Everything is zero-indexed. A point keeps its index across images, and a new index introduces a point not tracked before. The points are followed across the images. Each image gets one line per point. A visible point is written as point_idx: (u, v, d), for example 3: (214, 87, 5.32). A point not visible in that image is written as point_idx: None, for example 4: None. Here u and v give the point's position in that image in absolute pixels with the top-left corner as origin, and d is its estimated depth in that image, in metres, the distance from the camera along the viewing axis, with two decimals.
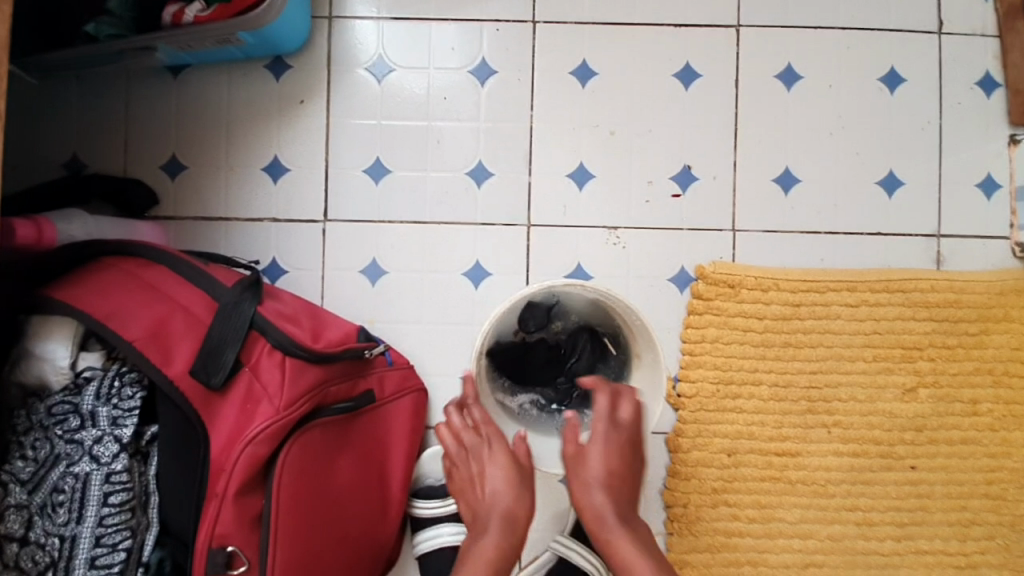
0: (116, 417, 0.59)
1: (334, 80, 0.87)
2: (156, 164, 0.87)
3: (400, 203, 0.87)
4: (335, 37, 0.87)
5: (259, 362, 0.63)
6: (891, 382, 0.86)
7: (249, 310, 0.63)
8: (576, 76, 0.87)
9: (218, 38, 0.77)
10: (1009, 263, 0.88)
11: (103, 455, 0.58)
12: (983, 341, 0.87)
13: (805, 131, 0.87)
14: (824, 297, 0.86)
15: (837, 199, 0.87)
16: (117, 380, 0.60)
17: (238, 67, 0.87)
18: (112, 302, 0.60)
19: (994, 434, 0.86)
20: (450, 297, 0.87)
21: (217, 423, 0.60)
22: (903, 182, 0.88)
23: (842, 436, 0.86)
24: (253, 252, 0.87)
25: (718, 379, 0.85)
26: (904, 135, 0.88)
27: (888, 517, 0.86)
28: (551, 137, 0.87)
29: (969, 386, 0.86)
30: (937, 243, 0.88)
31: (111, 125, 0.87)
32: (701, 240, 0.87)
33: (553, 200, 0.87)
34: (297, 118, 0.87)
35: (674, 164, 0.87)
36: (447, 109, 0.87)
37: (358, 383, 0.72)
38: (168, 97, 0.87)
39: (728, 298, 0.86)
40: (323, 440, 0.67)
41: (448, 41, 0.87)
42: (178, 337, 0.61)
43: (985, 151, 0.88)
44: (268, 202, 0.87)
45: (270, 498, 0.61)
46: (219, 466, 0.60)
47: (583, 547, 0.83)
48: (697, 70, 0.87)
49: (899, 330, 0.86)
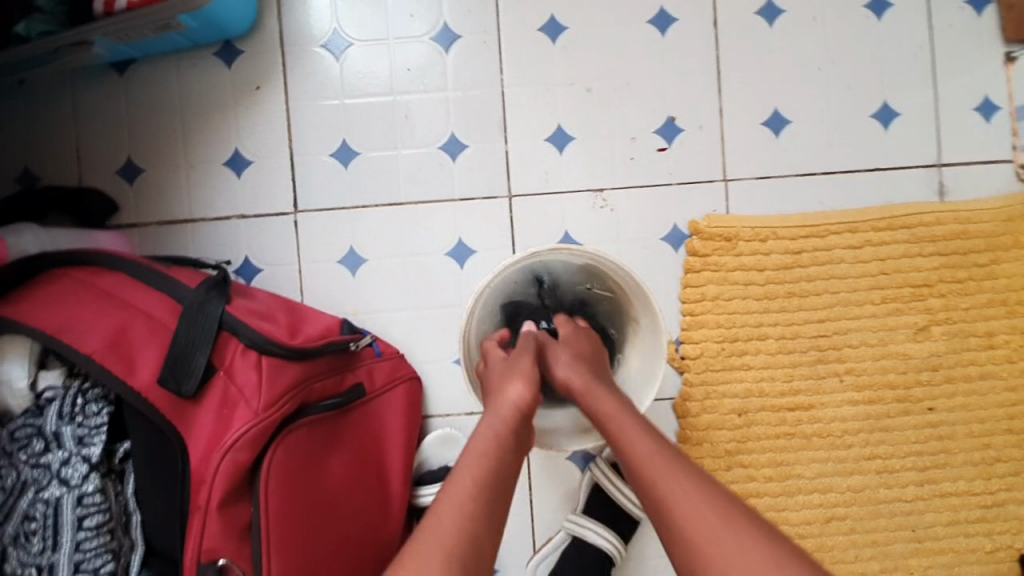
0: (82, 436, 0.55)
1: (289, 61, 0.82)
2: (111, 169, 0.82)
3: (372, 185, 0.82)
4: (286, 15, 0.82)
5: (233, 364, 0.59)
6: (902, 323, 0.82)
7: (216, 310, 0.59)
8: (545, 33, 0.82)
9: (158, 25, 0.72)
10: (1016, 188, 0.84)
11: (72, 478, 0.55)
12: (995, 272, 0.83)
13: (792, 69, 0.82)
14: (825, 241, 0.81)
15: (831, 138, 0.83)
16: (79, 397, 0.56)
17: (186, 57, 0.82)
18: (66, 314, 0.56)
19: (1013, 366, 0.83)
20: (435, 279, 0.83)
21: (194, 432, 0.57)
22: (898, 113, 0.83)
23: (855, 383, 0.82)
24: (223, 252, 0.82)
25: (723, 337, 0.82)
26: (896, 64, 0.83)
27: (910, 463, 0.83)
28: (524, 101, 0.82)
29: (983, 319, 0.83)
30: (938, 174, 0.83)
31: (58, 132, 0.82)
32: (692, 194, 0.82)
33: (533, 167, 0.82)
34: (255, 105, 0.82)
35: (657, 117, 0.82)
36: (412, 82, 0.82)
37: (345, 377, 0.69)
38: (115, 96, 0.82)
39: (725, 252, 0.82)
40: (310, 440, 0.63)
41: (406, 9, 0.82)
42: (141, 345, 0.57)
43: (982, 72, 0.84)
44: (233, 197, 0.82)
45: (258, 506, 0.58)
46: (199, 477, 0.56)
47: (597, 524, 0.80)
48: (672, 14, 0.82)
49: (906, 268, 0.82)
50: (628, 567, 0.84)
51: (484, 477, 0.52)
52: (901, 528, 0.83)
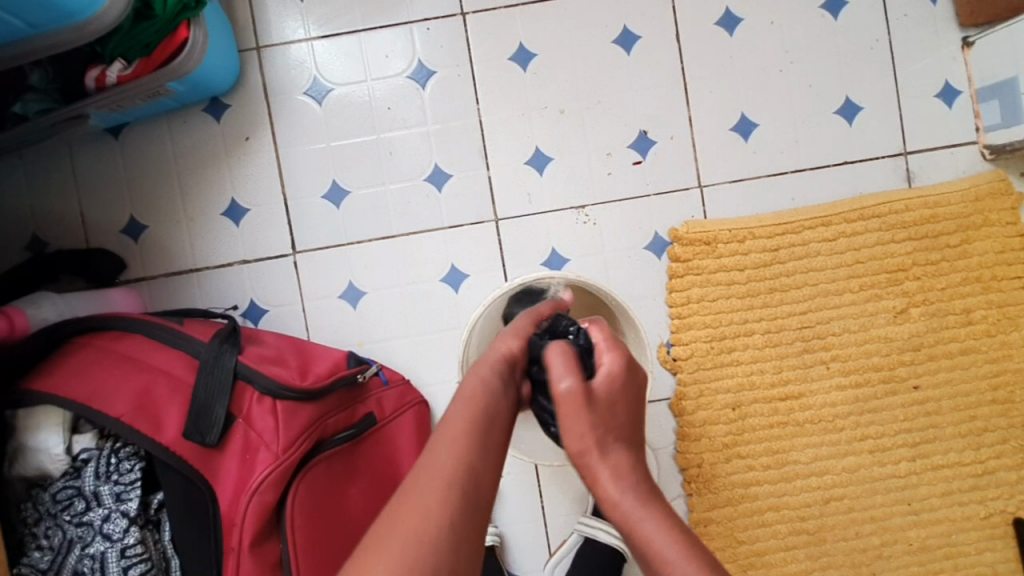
0: (119, 493, 0.60)
1: (273, 112, 0.86)
2: (116, 229, 0.86)
3: (364, 221, 0.86)
4: (267, 68, 0.86)
5: (251, 411, 0.64)
6: (881, 307, 0.86)
7: (230, 361, 0.64)
8: (515, 62, 0.85)
9: (147, 94, 0.76)
10: (981, 167, 0.87)
11: (114, 532, 0.59)
12: (967, 251, 0.86)
13: (755, 73, 0.86)
14: (800, 236, 0.85)
15: (797, 136, 0.86)
16: (113, 457, 0.60)
17: (177, 116, 0.86)
18: (92, 381, 0.60)
19: (992, 338, 0.86)
20: (432, 305, 0.86)
21: (221, 478, 0.61)
22: (861, 107, 0.86)
23: (842, 369, 0.86)
24: (230, 298, 0.86)
25: (711, 336, 0.86)
26: (855, 59, 0.86)
27: (900, 440, 0.87)
28: (502, 127, 0.86)
29: (959, 296, 0.86)
30: (905, 161, 0.87)
31: (62, 198, 0.86)
32: (669, 203, 0.86)
33: (517, 190, 0.86)
34: (245, 155, 0.86)
35: (630, 132, 0.86)
36: (393, 119, 0.86)
37: (356, 409, 0.73)
38: (112, 159, 0.86)
39: (706, 256, 0.85)
40: (328, 474, 0.68)
41: (381, 50, 0.86)
42: (165, 403, 0.61)
43: (941, 59, 0.87)
44: (234, 245, 0.86)
45: (286, 541, 0.63)
46: (230, 520, 0.61)
47: (608, 525, 0.84)
48: (635, 32, 0.85)
49: (881, 254, 0.86)
50: None
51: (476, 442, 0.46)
52: (897, 502, 0.87)
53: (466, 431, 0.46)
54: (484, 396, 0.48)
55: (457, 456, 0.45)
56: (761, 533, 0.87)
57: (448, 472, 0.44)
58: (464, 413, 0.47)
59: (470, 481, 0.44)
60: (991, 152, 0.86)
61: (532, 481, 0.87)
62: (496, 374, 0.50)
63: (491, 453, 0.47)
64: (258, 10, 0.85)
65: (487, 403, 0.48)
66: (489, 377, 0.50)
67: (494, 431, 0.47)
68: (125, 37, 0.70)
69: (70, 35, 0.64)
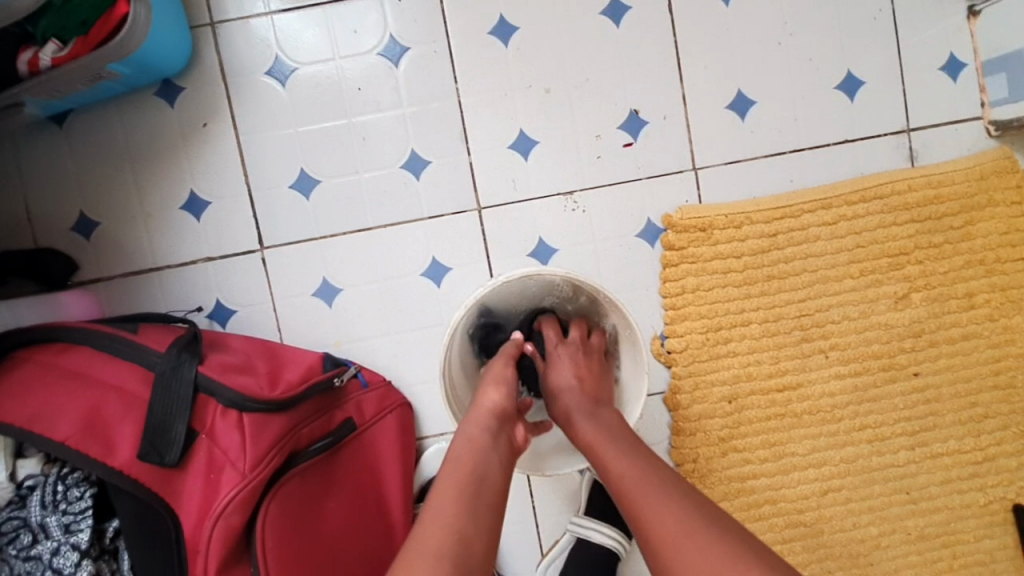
0: (68, 524, 0.54)
1: (233, 94, 0.79)
2: (66, 227, 0.79)
3: (338, 213, 0.80)
4: (223, 46, 0.78)
5: (215, 426, 0.59)
6: (882, 293, 0.83)
7: (189, 372, 0.58)
8: (495, 36, 0.79)
9: (88, 77, 0.69)
10: (986, 144, 0.83)
11: (65, 567, 0.54)
12: (971, 232, 0.83)
13: (751, 47, 0.80)
14: (799, 221, 0.81)
15: (797, 114, 0.81)
16: (60, 484, 0.55)
17: (127, 101, 0.78)
18: (34, 402, 0.55)
19: (994, 322, 0.84)
20: (413, 302, 0.81)
21: (183, 500, 0.57)
22: (863, 81, 0.82)
23: (840, 358, 0.83)
24: (194, 298, 0.80)
25: (707, 327, 0.82)
26: (857, 30, 0.81)
27: (899, 429, 0.84)
28: (483, 109, 0.80)
29: (961, 280, 0.83)
30: (908, 139, 0.83)
31: (4, 194, 0.79)
32: (662, 187, 0.81)
33: (499, 177, 0.80)
34: (204, 143, 0.79)
35: (620, 111, 0.80)
36: (365, 101, 0.79)
37: (332, 415, 0.69)
38: (57, 150, 0.79)
39: (701, 243, 0.81)
40: (303, 489, 0.64)
41: (349, 25, 0.79)
42: (117, 422, 0.56)
43: (946, 29, 0.82)
44: (197, 241, 0.80)
45: (257, 565, 0.59)
46: (195, 546, 0.56)
47: (604, 526, 0.80)
48: (624, 3, 0.79)
49: (882, 238, 0.82)
50: (636, 559, 0.85)
51: (474, 474, 0.50)
52: (896, 492, 0.84)
53: (461, 489, 0.49)
54: (473, 458, 0.52)
55: (450, 521, 0.46)
56: (757, 526, 0.84)
57: (449, 538, 0.45)
58: (456, 474, 0.50)
59: (472, 533, 0.46)
60: (997, 128, 0.82)
61: (522, 483, 0.84)
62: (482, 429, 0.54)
63: (481, 526, 0.47)
64: None
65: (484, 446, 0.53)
66: (476, 436, 0.54)
67: (490, 483, 0.50)
68: (57, 14, 0.64)
69: None
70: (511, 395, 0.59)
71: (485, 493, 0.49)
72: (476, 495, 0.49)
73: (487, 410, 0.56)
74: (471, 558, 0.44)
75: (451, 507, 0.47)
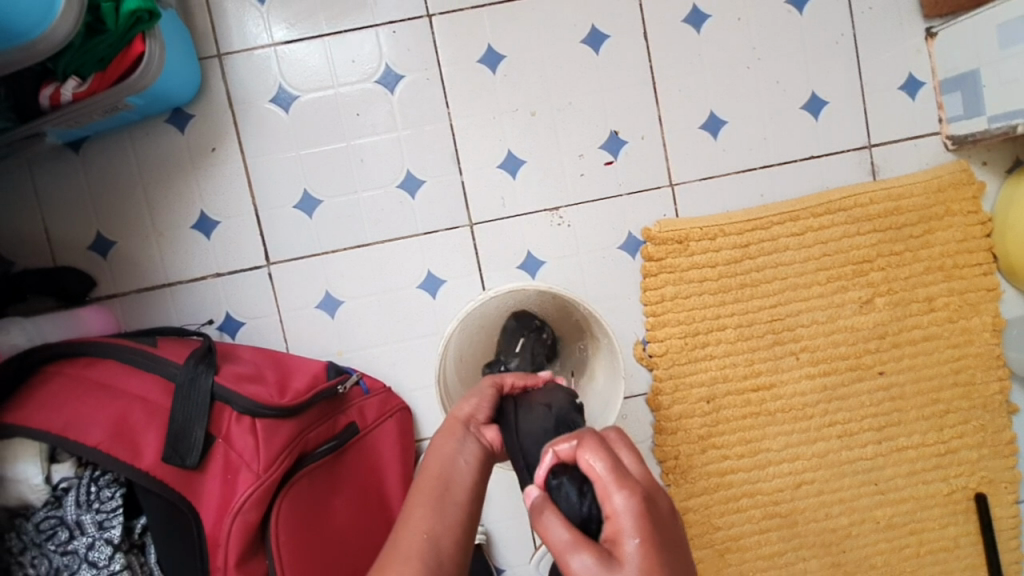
0: (101, 520, 0.60)
1: (239, 120, 0.84)
2: (83, 246, 0.85)
3: (338, 230, 0.85)
4: (229, 76, 0.84)
5: (230, 431, 0.64)
6: (848, 298, 0.88)
7: (206, 383, 0.64)
8: (484, 64, 0.85)
9: (106, 108, 0.75)
10: (943, 158, 0.89)
11: (99, 559, 0.60)
12: (930, 241, 0.89)
13: (723, 70, 0.86)
14: (769, 232, 0.87)
15: (766, 133, 0.87)
16: (93, 485, 0.61)
17: (140, 128, 0.84)
18: (66, 412, 0.60)
19: (954, 324, 0.90)
20: (410, 313, 0.87)
21: (204, 500, 0.62)
22: (828, 101, 0.88)
23: (811, 359, 0.89)
24: (205, 312, 0.86)
25: (685, 332, 0.87)
26: (821, 53, 0.87)
27: (867, 425, 0.90)
28: (473, 131, 0.85)
29: (922, 285, 0.89)
30: (870, 154, 0.89)
31: (24, 216, 0.84)
32: (642, 202, 0.87)
33: (489, 195, 0.86)
34: (212, 167, 0.84)
35: (602, 132, 0.86)
36: (363, 125, 0.85)
37: (336, 420, 0.74)
38: (74, 174, 0.84)
39: (679, 254, 0.86)
40: (311, 488, 0.69)
41: (347, 54, 0.84)
42: (141, 428, 0.61)
43: (904, 51, 0.88)
44: (207, 259, 0.85)
45: (272, 558, 0.64)
46: (215, 541, 0.62)
47: None
48: (604, 31, 0.85)
49: (847, 247, 0.88)
50: None
51: (439, 479, 0.54)
52: (866, 484, 0.90)
53: (430, 494, 0.53)
54: (440, 467, 0.55)
55: (419, 521, 0.50)
56: (736, 518, 0.90)
57: (417, 539, 0.49)
58: (425, 482, 0.54)
59: (440, 531, 0.50)
60: (954, 143, 0.88)
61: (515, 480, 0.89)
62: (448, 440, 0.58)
63: (447, 524, 0.51)
64: (218, 16, 0.83)
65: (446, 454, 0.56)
66: (443, 446, 0.57)
67: (458, 486, 0.54)
68: (77, 52, 0.68)
69: (19, 55, 0.62)
70: (486, 406, 0.60)
71: (452, 495, 0.53)
72: (443, 495, 0.53)
73: (457, 418, 0.59)
74: (439, 555, 0.48)
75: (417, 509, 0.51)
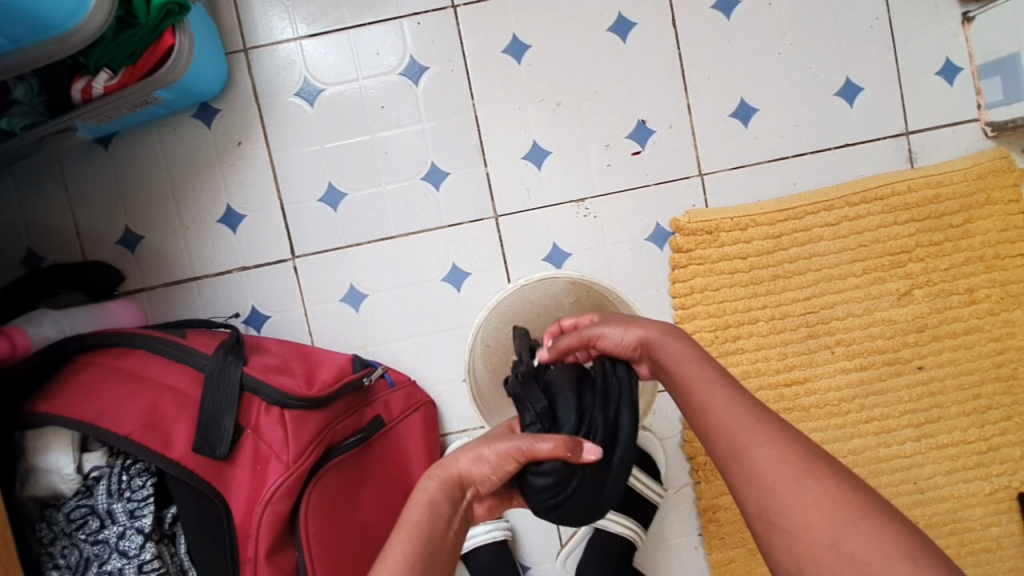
0: (133, 510, 0.60)
1: (265, 114, 0.84)
2: (112, 241, 0.85)
3: (363, 223, 0.85)
4: (255, 70, 0.84)
5: (259, 421, 0.64)
6: (885, 290, 0.86)
7: (235, 372, 0.64)
8: (509, 54, 0.84)
9: (135, 102, 0.75)
10: (982, 144, 0.86)
11: (130, 548, 0.60)
12: (970, 230, 0.86)
13: (753, 57, 0.84)
14: (802, 222, 0.85)
15: (798, 120, 0.85)
16: (124, 474, 0.61)
17: (167, 123, 0.84)
18: (98, 400, 0.60)
19: (995, 316, 0.86)
20: (435, 306, 0.86)
21: (233, 490, 0.62)
22: (862, 87, 0.85)
23: (846, 353, 0.86)
24: (231, 305, 0.86)
25: (716, 325, 0.85)
26: (854, 39, 0.85)
27: (906, 421, 0.87)
28: (498, 122, 0.84)
29: (963, 276, 0.86)
30: (907, 141, 0.86)
31: (54, 211, 0.85)
32: (669, 192, 0.85)
33: (515, 186, 0.85)
34: (238, 161, 0.85)
35: (628, 122, 0.84)
36: (387, 118, 0.84)
37: (363, 413, 0.73)
38: (103, 169, 0.85)
39: (708, 245, 0.85)
40: (340, 479, 0.69)
41: (372, 47, 0.84)
42: (173, 418, 0.61)
43: (941, 35, 0.85)
44: (233, 252, 0.85)
45: (302, 550, 0.64)
46: (245, 532, 0.62)
47: (622, 517, 0.82)
48: (630, 19, 0.84)
49: (884, 237, 0.85)
50: (651, 548, 0.89)
51: (423, 538, 0.49)
52: (904, 482, 0.87)
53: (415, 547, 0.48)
54: (426, 523, 0.50)
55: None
56: None
57: None
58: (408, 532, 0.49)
59: None
60: (993, 129, 0.85)
61: None
62: (439, 497, 0.53)
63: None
64: (243, 11, 0.83)
65: (432, 509, 0.52)
66: (434, 501, 0.52)
67: (439, 553, 0.49)
68: (109, 46, 0.68)
69: (52, 48, 0.62)
70: (485, 479, 0.54)
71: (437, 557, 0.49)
72: (426, 556, 0.48)
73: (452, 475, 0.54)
74: None
75: (397, 555, 0.48)
